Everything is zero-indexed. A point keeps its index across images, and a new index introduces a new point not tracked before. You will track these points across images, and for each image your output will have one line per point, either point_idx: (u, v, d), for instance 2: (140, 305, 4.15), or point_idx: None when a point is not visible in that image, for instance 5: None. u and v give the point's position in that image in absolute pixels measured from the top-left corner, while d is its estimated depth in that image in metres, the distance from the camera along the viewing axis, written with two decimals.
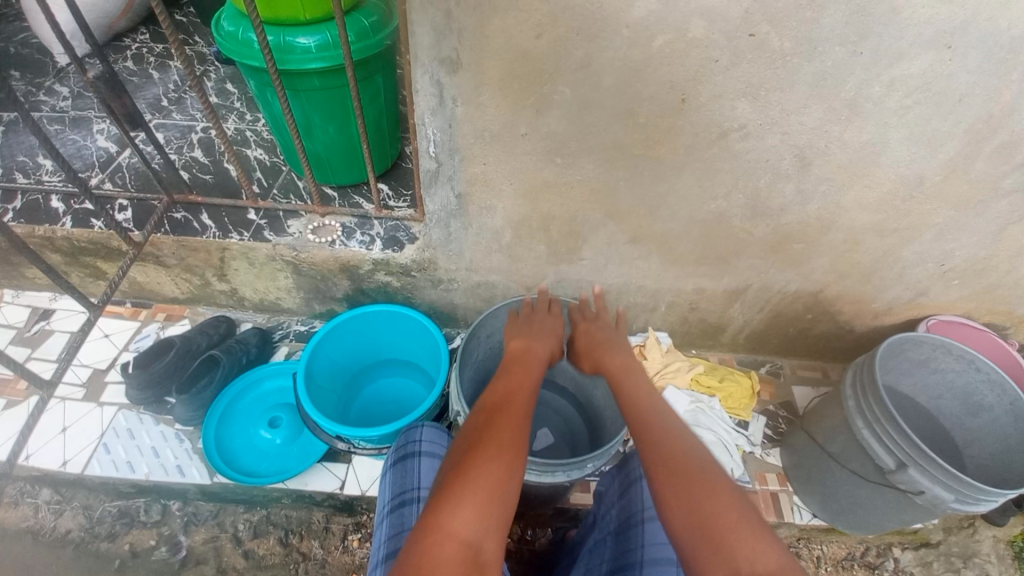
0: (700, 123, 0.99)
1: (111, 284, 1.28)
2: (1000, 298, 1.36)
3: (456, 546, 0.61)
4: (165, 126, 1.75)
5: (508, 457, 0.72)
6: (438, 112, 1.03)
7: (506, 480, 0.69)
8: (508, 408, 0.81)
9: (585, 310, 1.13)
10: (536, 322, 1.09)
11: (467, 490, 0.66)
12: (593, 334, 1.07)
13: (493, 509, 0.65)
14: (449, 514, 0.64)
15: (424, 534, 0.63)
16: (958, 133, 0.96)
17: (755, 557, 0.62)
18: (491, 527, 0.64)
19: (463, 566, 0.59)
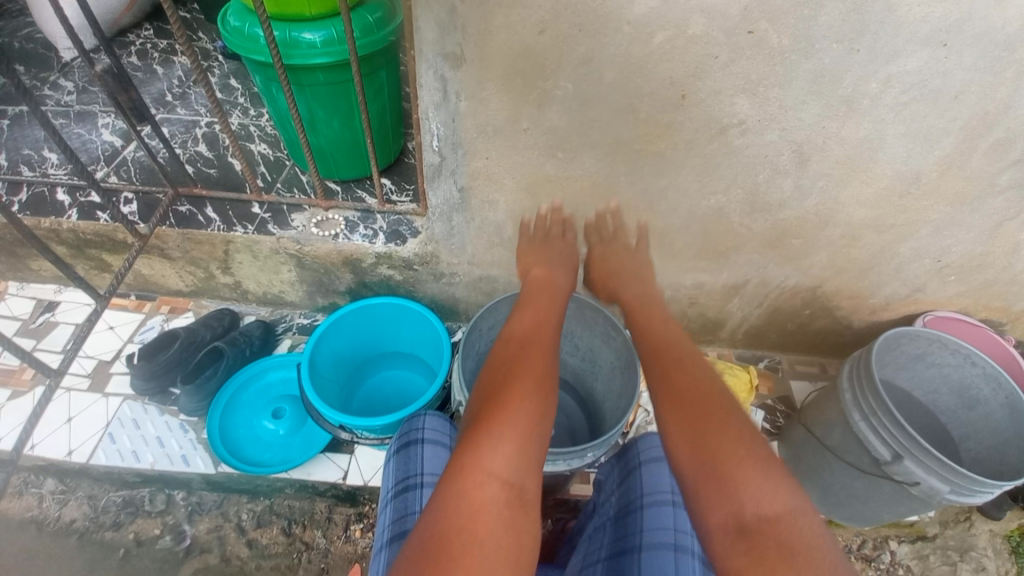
0: (699, 119, 1.00)
1: (117, 276, 1.29)
2: (997, 294, 1.37)
3: (496, 487, 0.59)
4: (170, 120, 1.76)
5: (538, 397, 0.69)
6: (442, 107, 1.04)
7: (539, 417, 0.67)
8: (532, 348, 0.79)
9: (600, 230, 1.19)
10: (551, 245, 1.16)
11: (498, 427, 0.64)
12: (607, 258, 1.14)
13: (529, 450, 0.63)
14: (484, 452, 0.61)
15: (458, 474, 0.60)
16: (954, 129, 0.98)
17: (765, 496, 0.61)
18: (529, 467, 0.62)
19: (500, 509, 0.58)
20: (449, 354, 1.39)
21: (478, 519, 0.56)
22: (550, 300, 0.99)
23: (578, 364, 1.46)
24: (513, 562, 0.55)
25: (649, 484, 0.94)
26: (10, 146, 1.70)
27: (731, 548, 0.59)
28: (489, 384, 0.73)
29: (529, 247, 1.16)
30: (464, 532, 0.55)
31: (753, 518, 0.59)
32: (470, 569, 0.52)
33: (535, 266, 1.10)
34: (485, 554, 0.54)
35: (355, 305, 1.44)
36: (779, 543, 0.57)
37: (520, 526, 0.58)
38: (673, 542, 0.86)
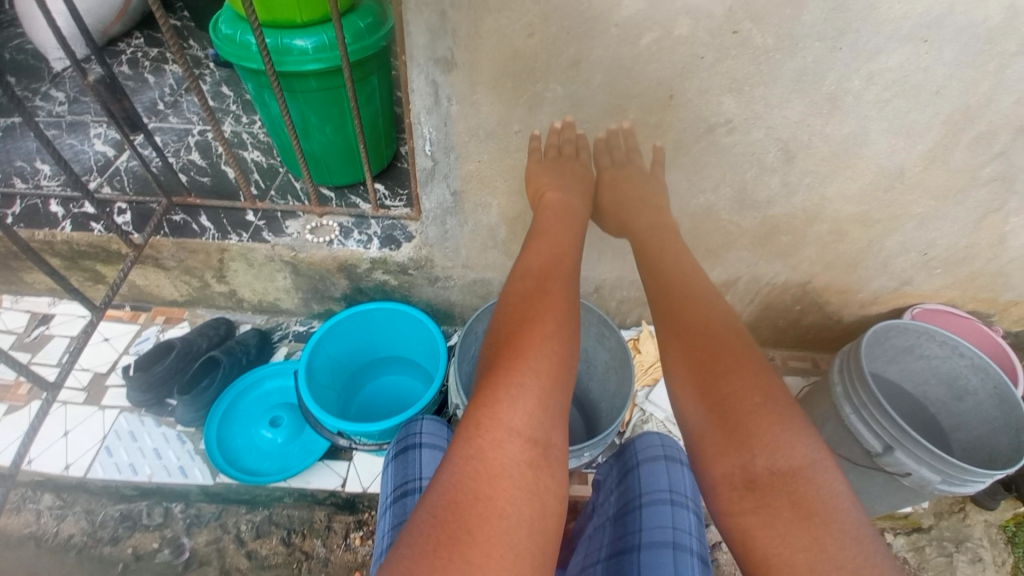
0: (687, 119, 1.02)
1: (112, 286, 1.29)
2: (984, 285, 1.40)
3: (517, 445, 0.55)
4: (162, 130, 1.77)
5: (558, 346, 0.65)
6: (434, 111, 1.05)
7: (560, 368, 0.63)
8: (549, 287, 0.74)
9: (613, 150, 1.06)
10: (566, 166, 1.03)
11: (518, 378, 0.60)
12: (621, 183, 1.03)
13: (551, 405, 0.59)
14: (504, 408, 0.57)
15: (475, 432, 0.56)
16: (936, 124, 1.00)
17: (779, 450, 0.60)
18: (552, 422, 0.58)
19: (523, 471, 0.54)
20: (445, 358, 1.40)
21: (498, 483, 0.53)
22: (567, 228, 0.91)
23: None
24: (536, 526, 0.52)
25: (647, 484, 0.95)
26: (2, 158, 1.70)
27: (738, 502, 0.59)
28: (503, 329, 0.68)
29: (542, 167, 1.02)
30: (485, 498, 0.52)
31: (763, 471, 0.59)
32: (497, 535, 0.50)
33: (549, 190, 0.99)
34: (507, 521, 0.51)
35: (350, 311, 1.44)
36: (791, 498, 0.57)
37: (544, 486, 0.54)
38: (672, 540, 0.86)
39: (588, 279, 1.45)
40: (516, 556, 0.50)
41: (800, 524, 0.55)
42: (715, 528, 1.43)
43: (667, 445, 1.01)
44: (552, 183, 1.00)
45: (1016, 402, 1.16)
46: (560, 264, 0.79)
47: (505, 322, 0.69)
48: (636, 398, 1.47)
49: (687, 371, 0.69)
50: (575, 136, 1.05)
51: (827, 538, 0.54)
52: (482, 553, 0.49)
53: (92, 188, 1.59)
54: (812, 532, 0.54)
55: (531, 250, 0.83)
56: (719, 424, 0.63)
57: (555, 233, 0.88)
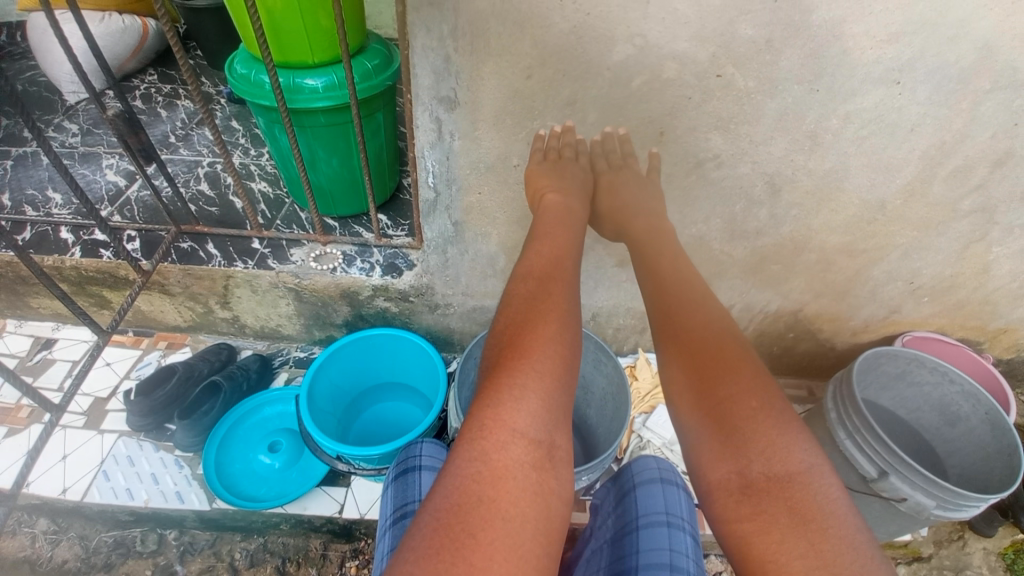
0: (677, 155, 1.07)
1: (120, 311, 1.32)
2: (972, 313, 1.43)
3: (520, 446, 0.57)
4: (173, 161, 1.83)
5: (559, 347, 0.67)
6: (437, 145, 1.11)
7: (562, 368, 0.65)
8: (552, 290, 0.76)
9: (609, 155, 1.07)
10: (565, 168, 1.04)
11: (521, 379, 0.62)
12: (618, 188, 1.03)
13: (553, 407, 0.61)
14: (507, 410, 0.59)
15: (478, 434, 0.58)
16: (914, 159, 1.05)
17: (775, 456, 0.61)
18: (554, 423, 0.60)
19: (526, 472, 0.55)
20: (445, 382, 1.42)
21: (502, 486, 0.54)
22: (565, 230, 0.91)
23: None
24: (539, 529, 0.53)
25: (644, 506, 0.96)
26: (14, 187, 1.75)
27: (735, 509, 0.59)
28: (506, 329, 0.70)
29: (541, 169, 1.03)
30: (488, 500, 0.53)
31: (759, 476, 0.60)
32: (499, 535, 0.51)
33: (548, 192, 1.00)
34: (511, 523, 0.52)
35: (352, 336, 1.46)
36: (788, 506, 0.57)
37: (547, 487, 0.56)
38: (669, 562, 0.86)
39: (585, 307, 1.49)
40: (519, 558, 0.51)
41: (797, 531, 0.55)
42: (714, 557, 1.42)
43: (664, 468, 1.02)
44: (552, 184, 1.01)
45: (1006, 427, 1.17)
46: (560, 265, 0.82)
47: (507, 323, 0.71)
48: (633, 424, 1.48)
49: (684, 376, 0.71)
50: (575, 140, 1.06)
51: (824, 545, 0.54)
52: (485, 556, 0.49)
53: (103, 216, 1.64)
54: (810, 542, 0.54)
55: (533, 251, 0.85)
56: (717, 430, 0.64)
57: (555, 235, 0.89)
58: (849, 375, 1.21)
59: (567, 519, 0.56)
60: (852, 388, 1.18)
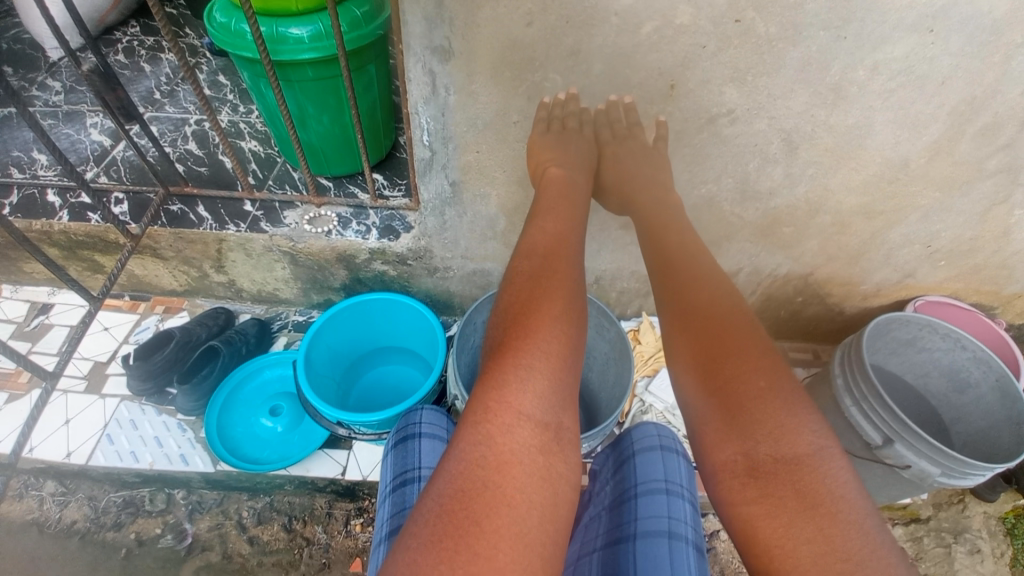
0: (687, 109, 1.00)
1: (111, 277, 1.29)
2: (988, 278, 1.39)
3: (527, 430, 0.54)
4: (159, 119, 1.75)
5: (564, 327, 0.63)
6: (431, 100, 1.03)
7: (568, 349, 0.62)
8: (558, 267, 0.72)
9: (614, 124, 1.02)
10: (570, 139, 0.99)
11: (526, 361, 0.59)
12: (622, 160, 0.99)
13: (560, 387, 0.58)
14: (513, 392, 0.56)
15: (482, 417, 0.55)
16: (942, 116, 0.98)
17: (783, 438, 0.58)
18: (562, 405, 0.58)
19: (533, 457, 0.53)
20: (444, 348, 1.39)
21: (508, 471, 0.52)
22: (570, 203, 0.87)
23: None
24: (546, 514, 0.51)
25: (644, 474, 0.95)
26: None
27: (740, 491, 0.57)
28: (509, 307, 0.66)
29: (545, 141, 0.98)
30: (493, 486, 0.51)
31: (766, 458, 0.57)
32: (506, 522, 0.49)
33: (552, 165, 0.95)
34: (517, 510, 0.50)
35: (350, 300, 1.43)
36: (794, 489, 0.55)
37: (555, 471, 0.54)
38: (667, 530, 0.86)
39: (588, 270, 1.45)
40: (525, 546, 0.49)
41: (805, 515, 0.53)
42: (712, 517, 1.44)
43: (664, 435, 1.01)
44: (554, 158, 0.96)
45: (1017, 395, 1.15)
46: (565, 241, 0.77)
47: (510, 300, 0.67)
48: (635, 388, 1.48)
49: (690, 354, 0.68)
50: (579, 109, 1.02)
51: (833, 531, 0.52)
52: (490, 544, 0.48)
53: (89, 178, 1.58)
54: (816, 525, 0.53)
55: (535, 226, 0.80)
56: (722, 411, 0.61)
57: (558, 209, 0.84)
58: (858, 340, 1.18)
59: (572, 503, 0.54)
60: (862, 354, 1.15)
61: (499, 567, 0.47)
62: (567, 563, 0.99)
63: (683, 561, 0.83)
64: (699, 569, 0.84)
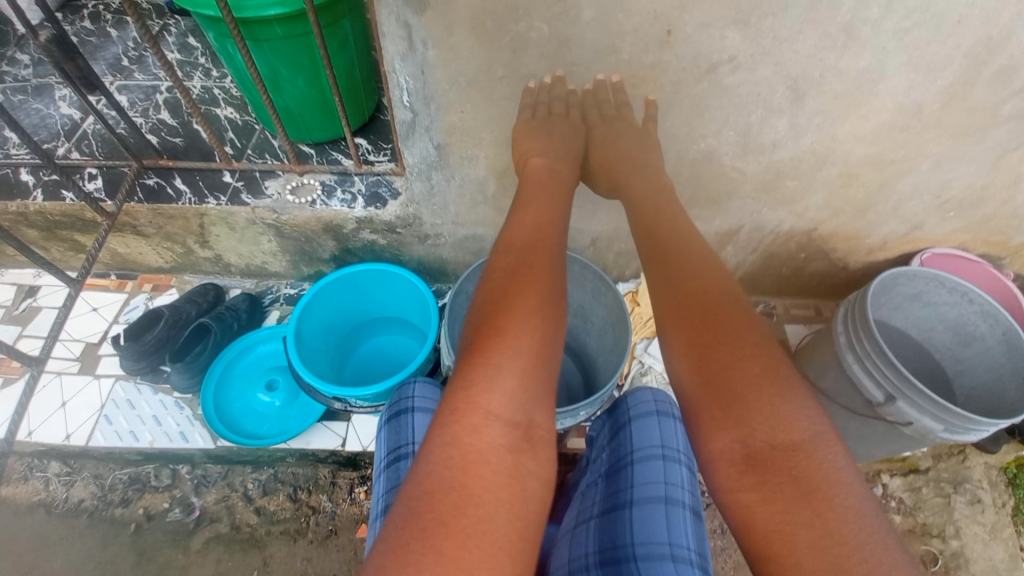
0: (686, 57, 0.93)
1: (89, 257, 1.25)
2: (998, 228, 1.34)
3: (496, 429, 0.52)
4: (128, 88, 1.66)
5: (540, 322, 0.61)
6: (408, 58, 0.96)
7: (543, 344, 0.59)
8: (535, 261, 0.68)
9: (602, 106, 0.98)
10: (555, 125, 0.94)
11: (495, 359, 0.56)
12: (613, 143, 0.94)
13: (532, 384, 0.56)
14: (482, 391, 0.54)
15: (451, 417, 0.53)
16: (958, 57, 0.91)
17: (779, 424, 0.56)
18: (534, 402, 0.55)
19: (502, 456, 0.51)
20: (437, 317, 1.36)
21: (475, 470, 0.50)
22: (555, 196, 0.85)
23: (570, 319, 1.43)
24: (516, 513, 0.49)
25: (640, 440, 0.93)
26: None
27: (738, 478, 0.55)
28: (483, 305, 0.64)
29: (528, 129, 0.94)
30: (461, 487, 0.49)
31: (762, 446, 0.55)
32: (472, 523, 0.47)
33: (533, 156, 0.92)
34: (485, 509, 0.48)
35: (339, 272, 1.39)
36: (792, 476, 0.53)
37: (525, 470, 0.52)
38: (664, 496, 0.86)
39: (584, 233, 1.40)
40: (494, 546, 0.46)
41: (801, 501, 0.51)
42: None
43: (660, 400, 0.98)
44: (537, 147, 0.92)
45: None
46: (546, 233, 0.74)
47: (489, 296, 0.64)
48: (634, 351, 1.46)
49: (684, 341, 0.64)
50: (565, 92, 0.98)
51: (830, 515, 0.50)
52: (457, 544, 0.45)
53: (60, 155, 1.51)
54: (813, 510, 0.51)
55: (516, 221, 0.78)
56: (716, 398, 0.59)
57: (539, 202, 0.82)
58: (862, 296, 1.14)
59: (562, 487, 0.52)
60: (866, 311, 1.12)
61: (466, 568, 0.45)
62: (565, 530, 0.98)
63: (679, 526, 0.83)
64: (696, 533, 0.85)
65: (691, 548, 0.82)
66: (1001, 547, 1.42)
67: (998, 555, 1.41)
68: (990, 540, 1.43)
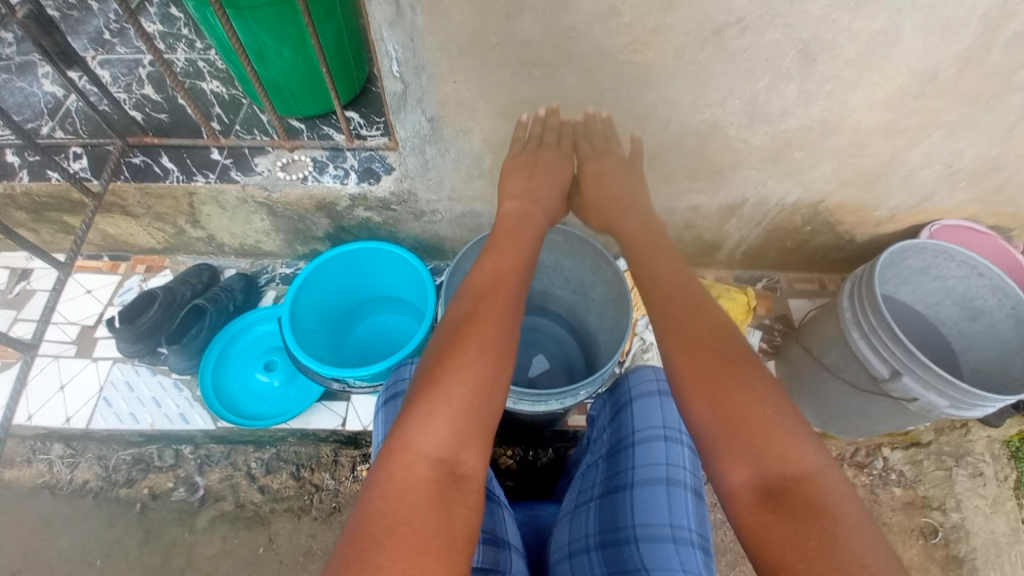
0: (691, 19, 0.87)
1: (78, 239, 1.22)
2: (1011, 198, 1.30)
3: (424, 465, 0.60)
4: (110, 63, 1.60)
5: (480, 365, 0.67)
6: (396, 24, 0.90)
7: (481, 385, 0.65)
8: (484, 309, 0.75)
9: (592, 139, 1.06)
10: (543, 161, 1.04)
11: (429, 403, 0.63)
12: (604, 177, 1.02)
13: (464, 421, 0.63)
14: (415, 432, 0.61)
15: (387, 456, 0.61)
16: (979, 18, 0.86)
17: (789, 456, 0.59)
18: (462, 437, 0.62)
19: (427, 487, 0.58)
20: (434, 296, 1.33)
21: (404, 498, 0.57)
22: (521, 240, 0.91)
23: (570, 297, 1.41)
24: (440, 533, 0.55)
25: (642, 421, 0.91)
26: None
27: (756, 505, 0.58)
28: (433, 352, 0.70)
29: (516, 164, 1.04)
30: (390, 514, 0.56)
31: (777, 476, 0.58)
32: (398, 544, 0.53)
33: (515, 195, 1.01)
34: (413, 528, 0.55)
35: (333, 251, 1.35)
36: (804, 500, 0.56)
37: (450, 498, 0.58)
38: (665, 477, 0.85)
39: None
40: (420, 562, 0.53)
41: (813, 520, 0.55)
42: None
43: (662, 379, 0.96)
44: (518, 188, 1.02)
45: None
46: (501, 277, 0.81)
47: (443, 343, 0.71)
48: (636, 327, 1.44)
49: (699, 381, 0.66)
50: (558, 123, 1.07)
51: (839, 533, 0.53)
52: (385, 558, 0.52)
53: (44, 134, 1.47)
54: (823, 527, 0.54)
55: (479, 265, 0.85)
56: (731, 433, 0.62)
57: (505, 245, 0.89)
58: (870, 270, 1.11)
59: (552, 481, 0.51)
60: (873, 286, 1.09)
61: None
62: (566, 511, 0.98)
63: (680, 507, 0.83)
64: (697, 513, 0.84)
65: (692, 529, 0.82)
66: (1004, 521, 1.43)
67: (999, 528, 1.42)
68: (992, 513, 1.44)
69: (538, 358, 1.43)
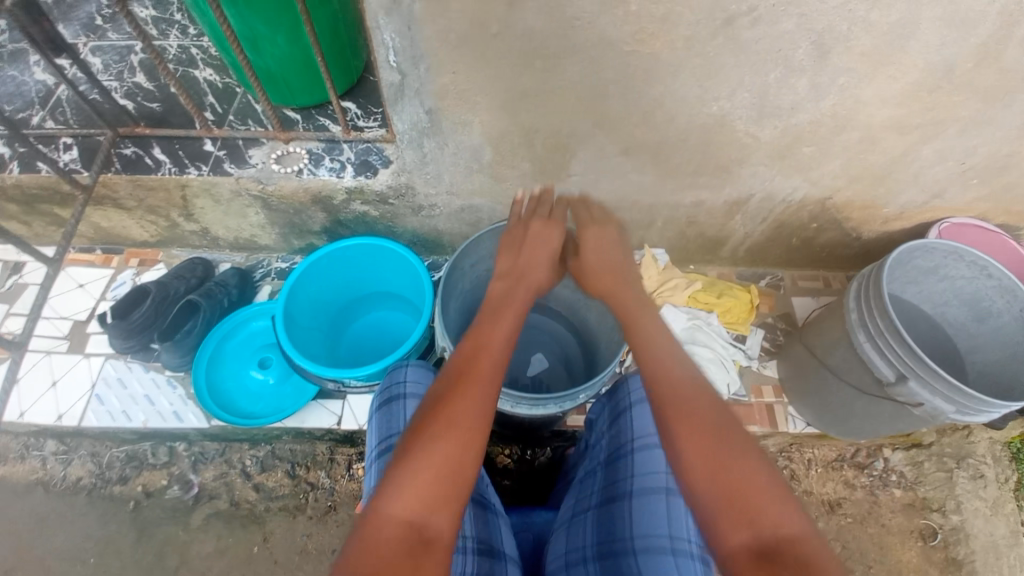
0: (701, 8, 0.84)
1: (69, 230, 1.19)
2: (1022, 197, 1.26)
3: (395, 527, 0.59)
4: (102, 51, 1.55)
5: (460, 427, 0.65)
6: (393, 11, 0.87)
7: (460, 448, 0.64)
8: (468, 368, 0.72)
9: (590, 209, 0.98)
10: (539, 228, 0.94)
11: (405, 466, 0.62)
12: (604, 250, 0.92)
13: (438, 486, 0.61)
14: (388, 494, 0.61)
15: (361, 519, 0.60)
16: (1002, 9, 0.82)
17: (782, 520, 0.59)
18: (435, 501, 0.61)
19: (399, 553, 0.57)
20: (431, 293, 1.30)
21: (372, 555, 0.56)
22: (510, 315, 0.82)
23: (570, 295, 1.38)
24: None
25: (639, 427, 0.89)
26: None
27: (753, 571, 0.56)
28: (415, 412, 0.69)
29: (509, 237, 0.95)
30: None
31: (774, 539, 0.58)
32: None
33: (504, 262, 0.92)
34: None
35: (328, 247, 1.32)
36: (797, 561, 0.56)
37: (422, 562, 0.57)
38: (665, 486, 0.82)
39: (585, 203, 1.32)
40: None
41: None
42: None
43: None
44: (510, 257, 0.92)
45: None
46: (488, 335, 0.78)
47: (424, 403, 0.69)
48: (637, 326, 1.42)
49: (693, 446, 0.64)
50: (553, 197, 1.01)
51: None
52: None
53: (35, 124, 1.43)
54: None
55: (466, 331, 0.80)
56: (726, 498, 0.61)
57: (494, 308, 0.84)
58: (878, 271, 1.08)
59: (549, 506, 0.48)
60: (881, 288, 1.06)
61: None
62: (563, 519, 0.96)
63: (681, 516, 0.80)
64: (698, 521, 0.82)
65: (692, 540, 0.80)
66: (1003, 523, 1.41)
67: (1000, 531, 1.41)
68: (992, 516, 1.42)
69: (537, 357, 1.42)
